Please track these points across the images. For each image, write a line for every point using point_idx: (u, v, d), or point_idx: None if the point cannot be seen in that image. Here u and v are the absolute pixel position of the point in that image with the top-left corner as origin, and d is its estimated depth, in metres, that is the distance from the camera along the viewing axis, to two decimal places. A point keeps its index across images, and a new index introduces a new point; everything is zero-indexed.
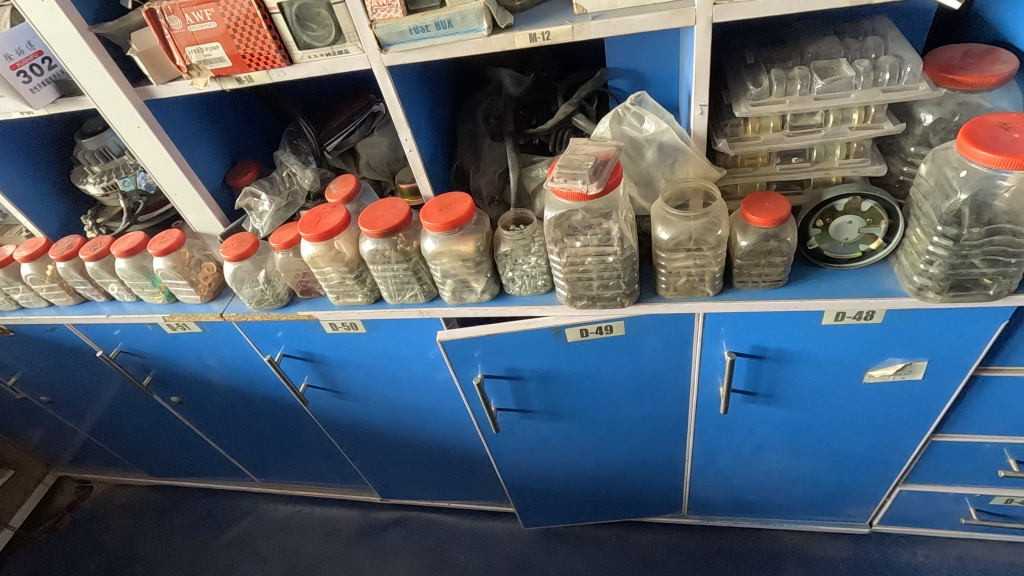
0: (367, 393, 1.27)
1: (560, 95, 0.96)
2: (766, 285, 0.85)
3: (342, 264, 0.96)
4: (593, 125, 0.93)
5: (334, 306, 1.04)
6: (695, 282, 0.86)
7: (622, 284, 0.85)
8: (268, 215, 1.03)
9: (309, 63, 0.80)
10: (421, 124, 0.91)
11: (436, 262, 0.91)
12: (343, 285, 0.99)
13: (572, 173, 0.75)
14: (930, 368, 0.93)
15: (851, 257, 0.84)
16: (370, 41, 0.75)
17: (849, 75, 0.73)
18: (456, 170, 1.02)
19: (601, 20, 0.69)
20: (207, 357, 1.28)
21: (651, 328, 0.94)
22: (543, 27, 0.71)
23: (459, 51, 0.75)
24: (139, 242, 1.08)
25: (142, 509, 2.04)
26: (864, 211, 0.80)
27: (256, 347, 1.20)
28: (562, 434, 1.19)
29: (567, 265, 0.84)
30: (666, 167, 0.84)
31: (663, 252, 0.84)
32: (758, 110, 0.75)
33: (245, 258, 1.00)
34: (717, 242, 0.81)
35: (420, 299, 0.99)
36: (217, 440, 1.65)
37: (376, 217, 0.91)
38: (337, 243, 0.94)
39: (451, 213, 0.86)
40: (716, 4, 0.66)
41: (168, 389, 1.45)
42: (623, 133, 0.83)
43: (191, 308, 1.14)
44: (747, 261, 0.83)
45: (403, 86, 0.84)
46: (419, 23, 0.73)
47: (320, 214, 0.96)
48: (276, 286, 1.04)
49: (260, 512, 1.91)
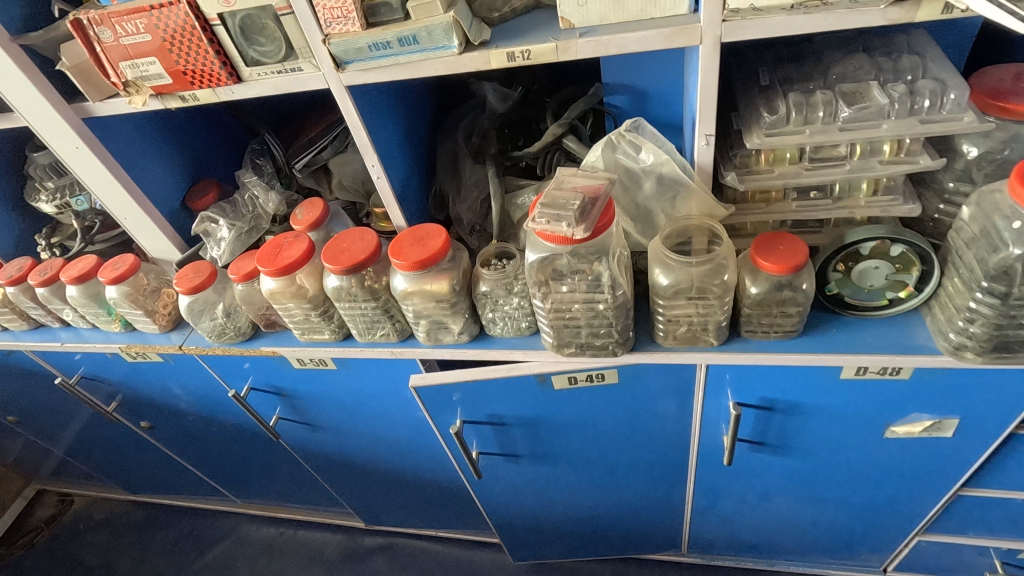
0: (343, 428, 1.18)
1: (549, 114, 0.86)
2: (778, 335, 0.75)
3: (305, 300, 0.86)
4: (585, 148, 0.83)
5: (299, 342, 0.94)
6: (697, 331, 0.76)
7: (614, 332, 0.76)
8: (227, 243, 0.94)
9: (259, 81, 0.70)
10: (392, 148, 0.81)
11: (407, 302, 0.81)
12: (308, 321, 0.90)
13: (555, 214, 0.65)
14: (961, 426, 0.83)
15: (876, 304, 0.74)
16: (324, 58, 0.65)
17: (881, 102, 0.62)
18: (435, 195, 0.92)
19: (590, 38, 0.59)
20: (172, 386, 1.20)
21: (647, 377, 0.84)
22: (522, 45, 0.61)
23: (427, 70, 0.65)
24: (90, 267, 0.99)
25: (121, 527, 1.97)
26: (893, 256, 0.70)
27: (221, 379, 1.11)
28: (551, 478, 1.10)
29: (551, 312, 0.74)
30: (665, 201, 0.74)
31: (660, 298, 0.74)
32: (773, 141, 0.64)
33: (201, 290, 0.91)
34: (724, 290, 0.71)
35: (392, 338, 0.89)
36: (192, 464, 1.57)
37: (341, 251, 0.81)
38: (299, 277, 0.85)
39: (422, 250, 0.76)
40: (725, 20, 0.55)
41: (135, 414, 1.36)
42: (617, 162, 0.73)
43: (149, 338, 1.05)
44: (756, 310, 0.73)
45: (367, 107, 0.74)
46: (379, 38, 0.63)
47: (280, 244, 0.86)
48: (237, 319, 0.95)
49: (241, 533, 1.83)
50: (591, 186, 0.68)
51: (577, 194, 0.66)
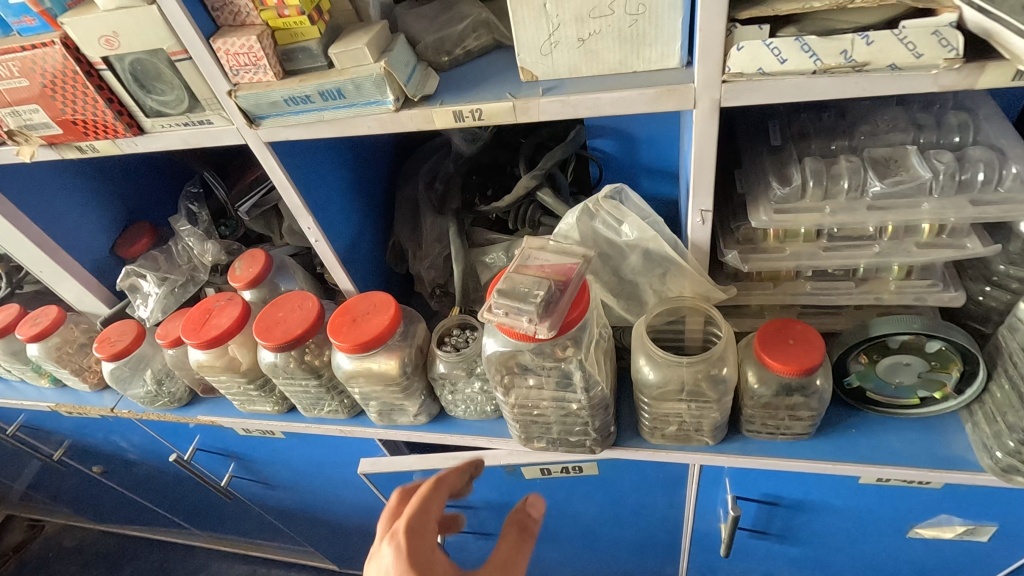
0: (302, 489, 1.07)
1: (522, 161, 0.74)
2: (786, 437, 0.63)
3: (239, 373, 0.75)
4: (562, 205, 0.71)
5: (239, 413, 0.83)
6: (689, 431, 0.64)
7: (591, 430, 0.64)
8: (156, 299, 0.83)
9: (164, 133, 0.58)
10: (335, 203, 0.69)
11: (352, 383, 0.70)
12: (246, 393, 0.79)
13: (514, 307, 0.53)
14: (999, 533, 0.71)
15: (906, 402, 0.62)
16: (234, 112, 0.53)
17: (922, 176, 0.50)
18: (393, 248, 0.81)
19: (555, 96, 0.47)
20: (117, 439, 1.09)
21: (633, 470, 0.72)
22: (472, 103, 0.49)
23: (358, 128, 0.53)
24: (9, 320, 0.88)
25: (91, 557, 1.88)
26: (929, 352, 0.58)
27: (164, 438, 1.01)
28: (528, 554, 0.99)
29: (515, 408, 0.62)
30: (653, 278, 0.62)
31: (645, 395, 0.62)
32: (784, 220, 0.52)
33: (125, 356, 0.80)
34: (722, 390, 0.59)
35: (340, 415, 0.78)
36: (154, 504, 1.47)
37: (275, 323, 0.70)
38: (231, 349, 0.74)
39: (365, 329, 0.65)
40: (725, 80, 0.42)
41: (85, 459, 1.26)
42: (595, 232, 0.60)
43: (82, 396, 0.94)
44: (760, 411, 0.61)
45: (298, 161, 0.62)
46: (296, 91, 0.51)
47: (210, 309, 0.75)
48: (171, 385, 0.84)
49: (213, 570, 1.74)
50: (561, 267, 0.56)
51: (542, 279, 0.54)
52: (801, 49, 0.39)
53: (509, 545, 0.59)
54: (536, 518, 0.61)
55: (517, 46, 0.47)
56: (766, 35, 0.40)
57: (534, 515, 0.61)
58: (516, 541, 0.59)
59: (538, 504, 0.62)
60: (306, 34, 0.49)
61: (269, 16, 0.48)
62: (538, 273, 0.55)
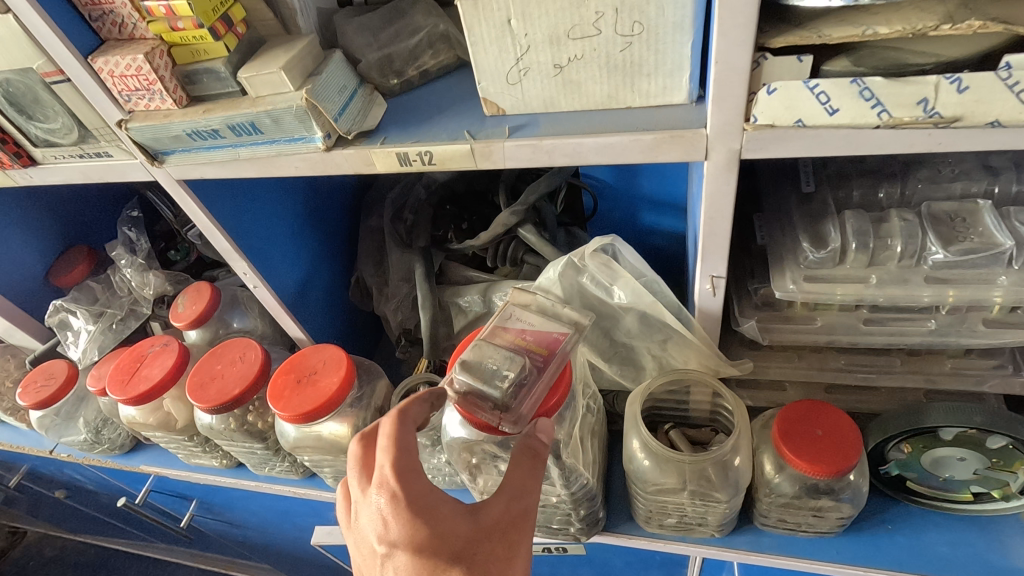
0: (267, 532, 0.98)
1: (503, 191, 0.63)
2: (809, 534, 0.52)
3: (177, 429, 0.66)
4: (549, 246, 0.60)
5: (184, 465, 0.74)
6: (691, 524, 0.53)
7: (574, 520, 0.53)
8: (89, 337, 0.74)
9: (59, 165, 0.48)
10: (280, 241, 0.59)
11: (298, 449, 0.60)
12: (187, 447, 0.69)
13: (476, 390, 0.41)
14: None
15: (956, 499, 0.51)
16: (131, 145, 0.43)
17: (1001, 244, 0.38)
18: (356, 284, 0.71)
19: (523, 138, 0.36)
20: (70, 471, 1.01)
21: (625, 553, 0.62)
22: (419, 142, 0.38)
23: (283, 168, 0.42)
24: None
25: (71, 568, 1.83)
26: (990, 448, 0.47)
27: (116, 477, 0.92)
28: None
29: (484, 494, 0.52)
30: (652, 343, 0.51)
31: (638, 485, 0.51)
32: (816, 292, 0.41)
33: (54, 403, 0.71)
34: (733, 488, 0.48)
35: (293, 475, 0.68)
36: (126, 526, 1.40)
37: (212, 379, 0.60)
38: (166, 403, 0.64)
39: (311, 394, 0.55)
40: (747, 128, 0.31)
41: (45, 484, 1.18)
42: (582, 291, 0.50)
43: (21, 434, 0.85)
44: (778, 507, 0.50)
45: (226, 198, 0.51)
46: (200, 124, 0.40)
47: (141, 357, 0.65)
48: (110, 431, 0.75)
49: None
50: (543, 336, 0.44)
51: (515, 354, 0.42)
52: (859, 93, 0.28)
53: (520, 469, 0.41)
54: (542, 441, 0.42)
55: (475, 72, 0.36)
56: (807, 71, 0.29)
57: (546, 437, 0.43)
58: (528, 466, 0.41)
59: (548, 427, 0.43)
60: (210, 51, 0.39)
61: (161, 29, 0.38)
62: (512, 343, 0.44)
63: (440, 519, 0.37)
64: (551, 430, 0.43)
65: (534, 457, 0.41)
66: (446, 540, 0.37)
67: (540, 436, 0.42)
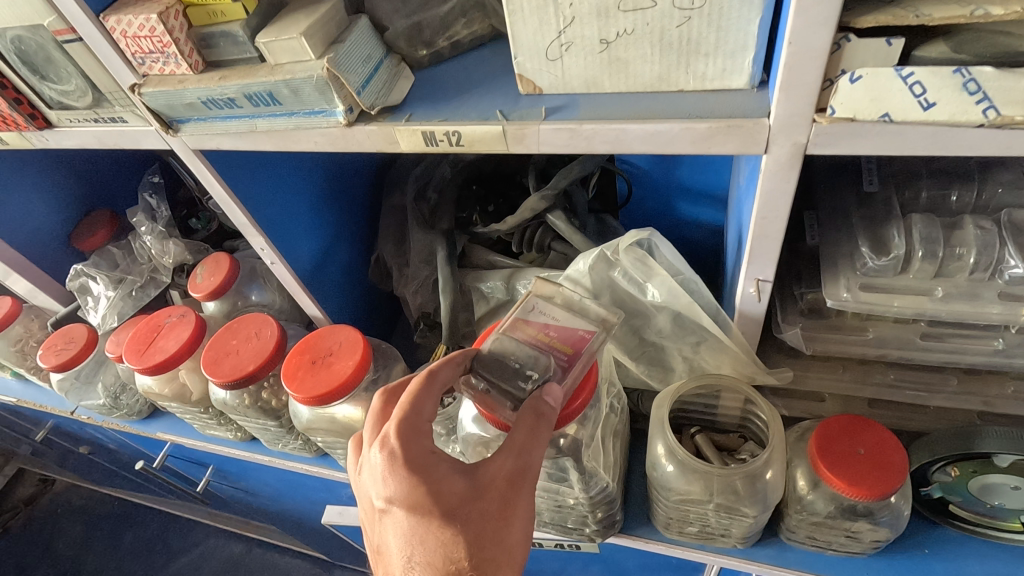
0: (281, 502, 0.99)
1: (532, 174, 0.60)
2: (839, 552, 0.50)
3: (192, 401, 0.65)
4: (578, 235, 0.57)
5: (199, 435, 0.74)
6: (713, 533, 0.51)
7: (590, 522, 0.51)
8: (109, 303, 0.73)
9: (74, 129, 0.46)
10: (299, 216, 0.57)
11: (310, 429, 0.59)
12: (202, 419, 0.69)
13: (497, 387, 0.38)
14: None
15: (1004, 528, 0.48)
16: (144, 112, 0.41)
17: None
18: (376, 263, 0.69)
19: (561, 120, 0.33)
20: (93, 430, 1.02)
21: (640, 554, 0.60)
22: (447, 121, 0.35)
23: (302, 143, 0.40)
24: None
25: (97, 517, 1.90)
26: None
27: (137, 440, 0.93)
28: None
29: None
30: (684, 344, 0.48)
31: (661, 491, 0.49)
32: (873, 302, 0.37)
33: (73, 367, 0.70)
34: (763, 502, 0.45)
35: (306, 452, 0.68)
36: (147, 484, 1.43)
37: (228, 353, 0.59)
38: (181, 374, 0.64)
39: (326, 375, 0.54)
40: (819, 120, 0.27)
41: (70, 440, 1.21)
42: (613, 287, 0.47)
43: (44, 393, 0.86)
44: (808, 523, 0.47)
45: (244, 169, 0.49)
46: (216, 92, 0.38)
47: (158, 326, 0.64)
48: (128, 396, 0.75)
49: (212, 545, 1.74)
50: (569, 333, 0.41)
51: (539, 353, 0.39)
52: (961, 85, 0.24)
53: (523, 430, 0.36)
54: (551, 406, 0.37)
55: (512, 45, 0.32)
56: (897, 55, 0.25)
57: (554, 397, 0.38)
58: (532, 428, 0.37)
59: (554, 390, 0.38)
60: (228, 13, 0.36)
61: None
62: (536, 338, 0.40)
63: (438, 479, 0.35)
64: (562, 394, 0.38)
65: (538, 420, 0.37)
66: (443, 500, 0.35)
67: (548, 400, 0.38)
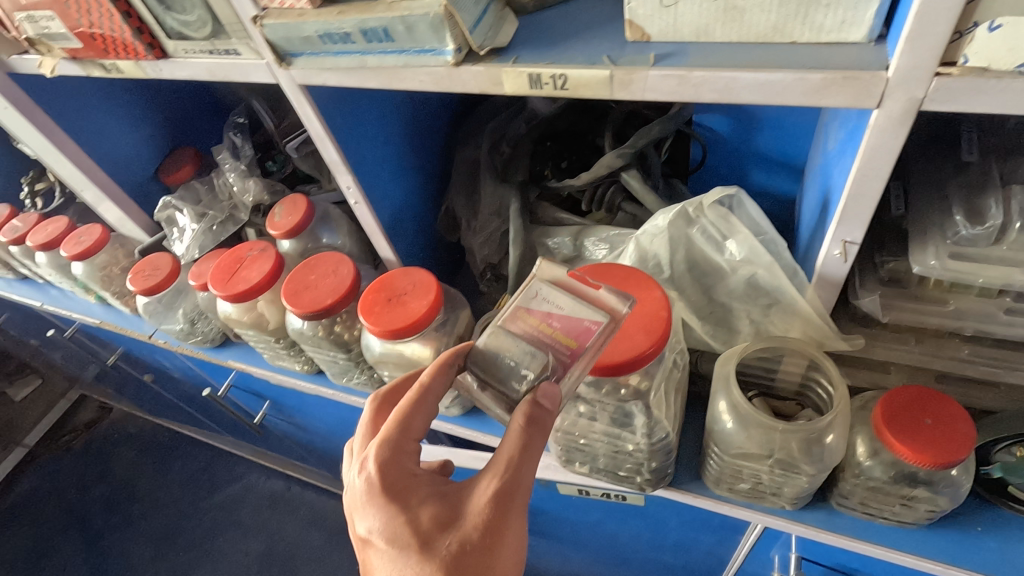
0: (331, 439, 1.05)
1: (609, 133, 0.61)
2: (890, 521, 0.51)
3: (268, 331, 0.69)
4: (652, 196, 0.58)
5: (268, 365, 0.78)
6: (765, 492, 0.52)
7: (644, 472, 0.53)
8: (193, 235, 0.77)
9: (188, 60, 0.49)
10: (382, 159, 0.59)
11: (379, 364, 0.63)
12: (274, 350, 0.73)
13: (498, 387, 0.39)
14: None
15: None
16: (260, 44, 0.43)
17: None
18: (445, 213, 0.71)
19: (671, 67, 0.34)
20: (161, 359, 1.09)
21: (684, 509, 0.62)
22: (553, 64, 0.36)
23: (407, 81, 0.41)
24: (59, 233, 0.86)
25: (150, 445, 2.03)
26: None
27: (204, 370, 0.99)
28: (553, 550, 0.94)
29: (559, 431, 0.53)
30: (755, 307, 0.49)
31: (718, 446, 0.50)
32: (963, 270, 0.38)
33: (159, 292, 0.76)
34: (822, 463, 0.46)
35: (369, 388, 0.72)
36: (200, 415, 1.52)
37: (307, 285, 0.62)
38: (260, 304, 0.67)
39: (401, 312, 0.56)
40: (942, 73, 0.28)
41: (136, 367, 1.29)
42: (690, 243, 0.48)
43: (124, 317, 0.92)
44: (863, 488, 0.49)
45: (339, 109, 0.52)
46: (333, 27, 0.40)
47: (241, 258, 0.68)
48: (205, 324, 0.80)
49: (254, 480, 1.84)
50: (573, 324, 0.40)
51: (537, 349, 0.39)
52: None
53: (504, 449, 0.37)
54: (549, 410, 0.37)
55: None
56: None
57: (550, 404, 0.38)
58: (513, 447, 0.37)
59: (553, 393, 0.38)
60: None
61: None
62: (536, 329, 0.40)
63: (413, 507, 0.38)
64: (554, 396, 0.37)
65: (520, 435, 0.37)
66: (417, 528, 0.37)
67: (540, 404, 0.37)
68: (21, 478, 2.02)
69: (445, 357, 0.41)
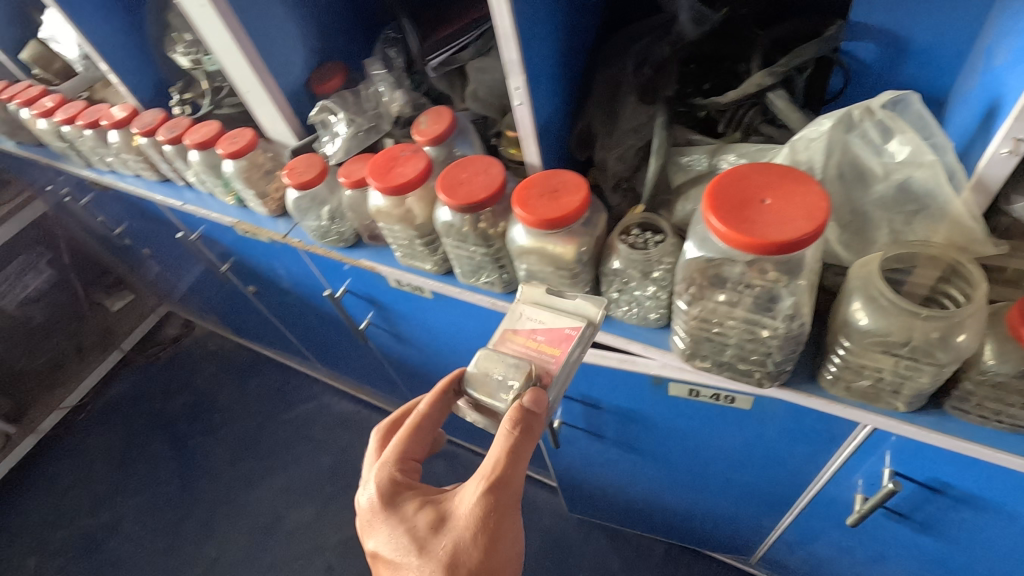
0: (429, 350, 1.14)
1: (758, 56, 0.65)
2: (1001, 426, 0.55)
3: (412, 226, 0.77)
4: (796, 114, 0.63)
5: (398, 265, 0.87)
6: (882, 391, 0.57)
7: (768, 363, 0.59)
8: (344, 139, 0.85)
9: None
10: (543, 67, 0.64)
11: (520, 257, 0.69)
12: (412, 246, 0.81)
13: (490, 401, 0.57)
14: None
15: None
16: None
17: None
18: (580, 131, 0.75)
19: None
20: (278, 266, 1.19)
21: (788, 415, 0.68)
22: None
23: None
24: (213, 134, 0.95)
25: (229, 362, 2.19)
26: None
27: (322, 276, 1.08)
28: (632, 465, 1.01)
29: (694, 320, 0.59)
30: (898, 214, 0.53)
31: (847, 342, 0.55)
32: None
33: (310, 187, 0.84)
34: (953, 358, 0.50)
35: (495, 288, 0.79)
36: (289, 331, 1.65)
37: (460, 182, 0.69)
38: (408, 199, 0.75)
39: (553, 205, 0.62)
40: None
41: (244, 277, 1.40)
42: (847, 146, 0.53)
43: (258, 218, 1.02)
44: (984, 389, 0.53)
45: (525, 10, 0.57)
46: None
47: (395, 157, 0.75)
48: (342, 223, 0.89)
49: (326, 400, 1.97)
50: (556, 334, 0.59)
51: (523, 361, 0.57)
52: None
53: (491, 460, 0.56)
54: (537, 413, 0.54)
55: None
56: None
57: (537, 411, 0.55)
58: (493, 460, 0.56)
59: (538, 396, 0.55)
60: None
61: None
62: (526, 345, 0.60)
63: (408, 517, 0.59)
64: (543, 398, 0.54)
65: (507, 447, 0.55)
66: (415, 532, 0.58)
67: (529, 403, 0.54)
68: (115, 380, 2.21)
69: (441, 385, 0.62)
